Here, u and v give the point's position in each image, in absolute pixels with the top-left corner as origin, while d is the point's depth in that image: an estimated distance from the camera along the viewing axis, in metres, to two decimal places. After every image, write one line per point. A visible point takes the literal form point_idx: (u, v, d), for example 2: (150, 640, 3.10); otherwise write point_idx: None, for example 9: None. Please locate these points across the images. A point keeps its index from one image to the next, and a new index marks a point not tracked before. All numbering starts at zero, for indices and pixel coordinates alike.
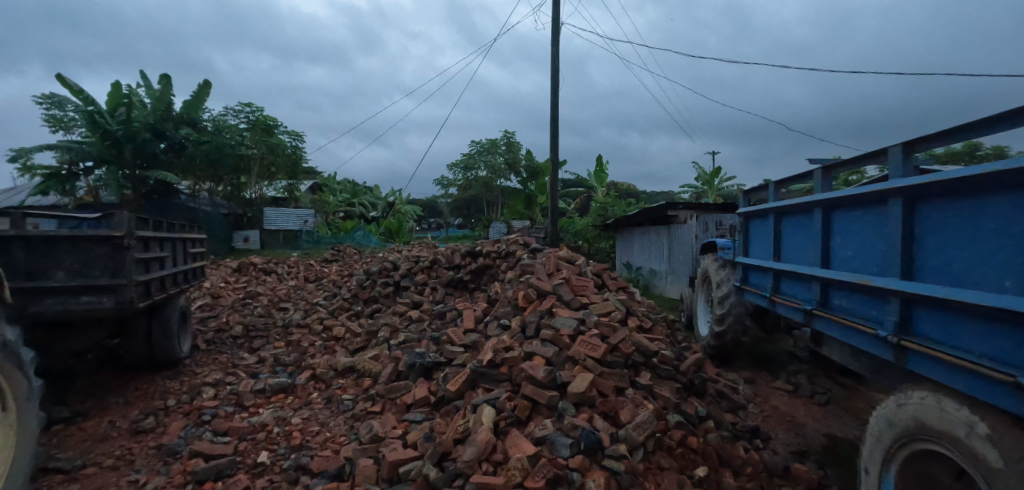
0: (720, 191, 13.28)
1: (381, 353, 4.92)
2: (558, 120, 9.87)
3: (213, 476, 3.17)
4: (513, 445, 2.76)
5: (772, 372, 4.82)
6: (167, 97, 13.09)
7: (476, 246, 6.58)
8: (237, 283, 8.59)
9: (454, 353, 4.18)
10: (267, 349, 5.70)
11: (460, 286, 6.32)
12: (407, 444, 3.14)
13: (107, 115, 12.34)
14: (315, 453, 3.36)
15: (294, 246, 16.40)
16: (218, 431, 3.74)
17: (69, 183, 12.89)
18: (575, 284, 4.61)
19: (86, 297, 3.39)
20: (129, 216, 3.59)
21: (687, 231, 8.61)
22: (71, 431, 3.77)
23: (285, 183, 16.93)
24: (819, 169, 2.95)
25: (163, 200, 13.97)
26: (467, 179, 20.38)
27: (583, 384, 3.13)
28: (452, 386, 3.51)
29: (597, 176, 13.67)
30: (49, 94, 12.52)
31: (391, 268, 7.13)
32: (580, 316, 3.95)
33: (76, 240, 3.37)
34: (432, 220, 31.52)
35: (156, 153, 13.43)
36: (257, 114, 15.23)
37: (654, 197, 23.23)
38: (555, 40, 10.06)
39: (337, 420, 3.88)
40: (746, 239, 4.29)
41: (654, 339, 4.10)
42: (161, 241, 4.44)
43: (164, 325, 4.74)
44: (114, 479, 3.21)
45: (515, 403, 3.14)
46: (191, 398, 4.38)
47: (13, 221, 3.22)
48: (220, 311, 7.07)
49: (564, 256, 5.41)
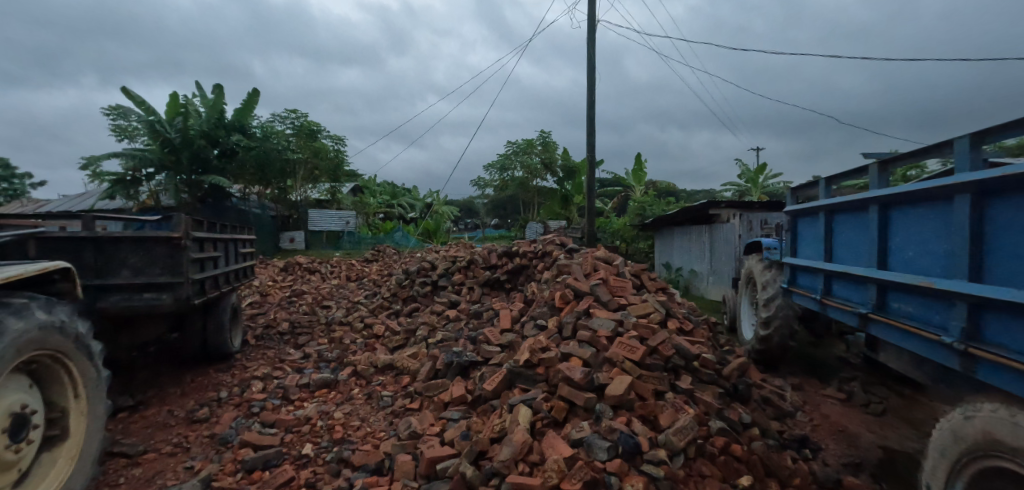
0: (764, 189, 12.83)
1: (420, 351, 5.02)
2: (594, 119, 9.76)
3: (261, 466, 3.30)
4: (550, 447, 2.75)
5: (822, 378, 4.60)
6: (220, 106, 13.79)
7: (512, 247, 6.61)
8: (283, 282, 8.96)
9: (491, 353, 4.21)
10: (312, 345, 5.90)
11: (496, 285, 6.38)
12: (444, 441, 3.17)
13: (167, 124, 13.20)
14: (356, 447, 3.44)
15: (336, 246, 16.95)
16: (266, 422, 3.89)
17: (132, 188, 13.77)
18: (613, 285, 4.54)
19: (148, 294, 3.60)
20: (186, 218, 3.77)
21: (729, 230, 8.33)
22: (134, 418, 4.03)
23: (328, 186, 17.48)
24: (875, 163, 2.77)
25: (217, 203, 14.71)
26: (504, 179, 20.44)
27: (621, 386, 3.08)
28: (490, 385, 3.52)
29: (636, 174, 13.41)
30: (116, 106, 13.44)
31: (429, 268, 7.24)
32: (618, 317, 3.90)
33: (139, 240, 3.58)
34: (469, 222, 31.84)
35: (210, 160, 14.13)
36: (303, 120, 15.77)
37: (695, 195, 22.58)
38: (592, 37, 9.99)
39: (377, 415, 3.98)
40: (794, 238, 4.11)
41: (695, 342, 3.99)
42: (214, 241, 4.67)
43: (218, 321, 5.00)
44: (172, 465, 3.40)
45: (552, 404, 3.10)
46: (242, 391, 4.58)
47: (84, 223, 3.47)
48: (269, 308, 7.40)
49: (601, 256, 5.35)
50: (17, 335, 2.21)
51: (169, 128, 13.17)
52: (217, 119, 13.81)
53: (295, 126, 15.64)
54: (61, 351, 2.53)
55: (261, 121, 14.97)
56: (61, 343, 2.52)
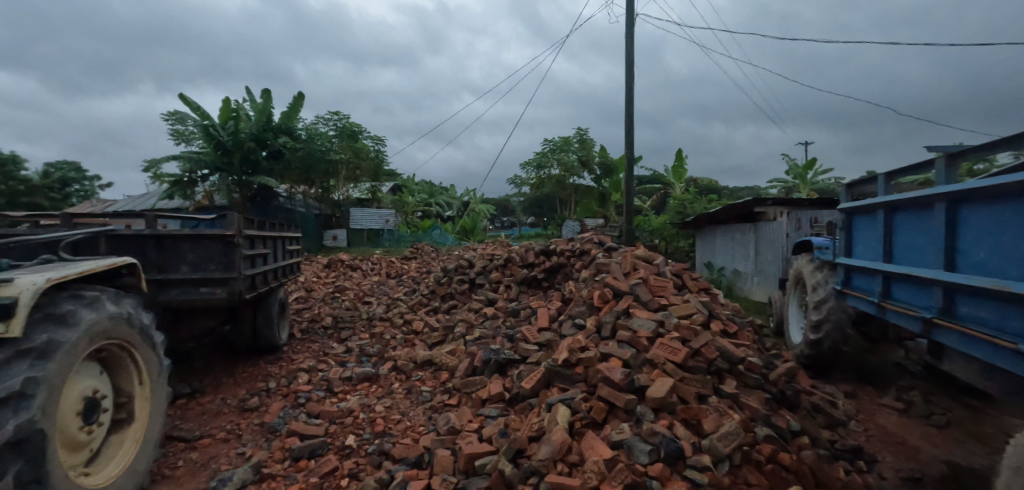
0: (814, 186, 12.27)
1: (458, 347, 5.08)
2: (633, 116, 9.58)
3: (308, 454, 3.42)
4: (589, 448, 2.72)
5: (878, 386, 4.35)
6: (268, 110, 14.38)
7: (549, 245, 6.59)
8: (327, 278, 9.27)
9: (529, 351, 4.22)
10: (354, 340, 6.07)
11: (534, 283, 6.37)
12: (482, 438, 3.19)
13: (219, 128, 13.90)
14: (396, 440, 3.52)
15: (376, 244, 17.33)
16: (311, 413, 4.03)
17: (189, 188, 14.56)
18: (654, 284, 4.45)
19: (205, 288, 3.80)
20: (238, 217, 3.95)
21: (776, 228, 8.01)
22: (191, 405, 4.27)
23: (369, 185, 17.92)
24: (941, 156, 2.59)
25: (265, 202, 15.37)
26: (540, 177, 20.39)
27: (662, 389, 3.01)
28: (528, 383, 3.52)
29: (677, 171, 13.11)
30: (174, 112, 14.25)
31: (467, 266, 7.32)
32: (659, 318, 3.81)
33: (196, 237, 3.78)
34: (505, 220, 31.96)
35: (259, 161, 14.76)
36: (345, 121, 16.24)
37: (738, 192, 21.82)
38: (631, 33, 9.83)
39: (417, 410, 4.06)
40: (849, 237, 3.90)
41: (740, 345, 3.86)
42: (264, 239, 4.88)
43: (267, 315, 5.22)
44: (226, 451, 3.58)
45: (591, 404, 3.07)
46: (289, 382, 4.76)
47: (147, 221, 3.69)
48: (313, 303, 7.67)
49: (640, 255, 5.25)
50: (90, 325, 2.38)
51: (222, 131, 13.85)
52: (266, 122, 14.42)
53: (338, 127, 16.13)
54: (128, 341, 2.70)
55: (306, 123, 15.52)
56: (129, 333, 2.69)
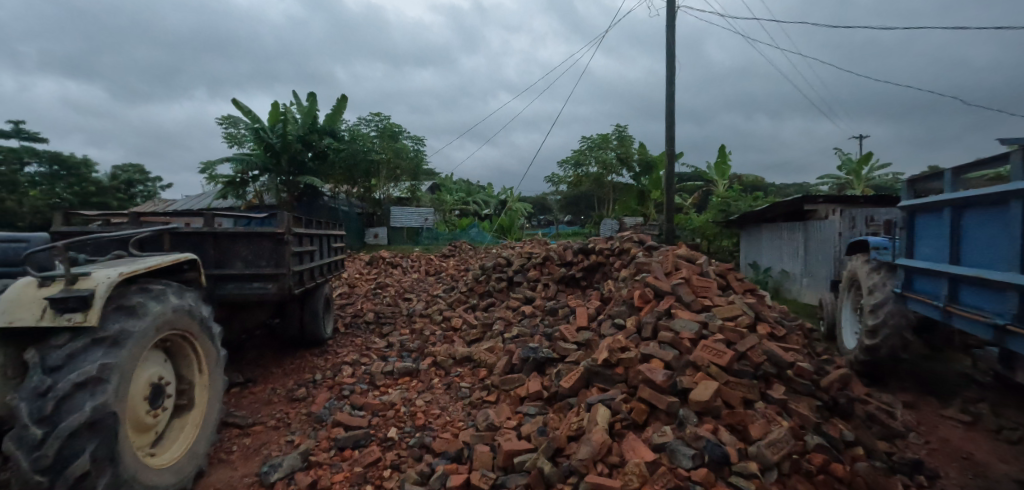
0: (869, 182, 11.64)
1: (496, 345, 5.12)
2: (674, 112, 9.35)
3: (352, 445, 3.54)
4: (630, 449, 2.70)
5: (941, 396, 4.09)
6: (314, 112, 14.92)
7: (588, 243, 6.53)
8: (369, 275, 9.53)
9: (568, 350, 4.20)
10: (395, 335, 6.21)
11: (572, 282, 6.34)
12: (521, 435, 3.20)
13: (268, 131, 14.48)
14: (436, 434, 3.59)
15: (416, 241, 17.51)
16: (355, 405, 4.16)
17: (241, 189, 15.29)
18: (696, 285, 4.34)
19: (257, 283, 3.99)
20: (288, 215, 4.07)
21: (828, 228, 7.64)
22: (244, 394, 4.49)
23: (408, 184, 18.25)
24: (1016, 150, 2.41)
25: (311, 201, 15.95)
26: (578, 175, 20.23)
27: (706, 392, 2.94)
28: (567, 382, 3.51)
29: (719, 168, 12.75)
30: (227, 117, 15.00)
31: (505, 264, 7.35)
32: (702, 319, 3.72)
33: (249, 235, 3.97)
34: (543, 219, 31.90)
35: (305, 162, 15.32)
36: (386, 122, 16.63)
37: (784, 188, 20.93)
38: (673, 27, 9.59)
39: (456, 406, 4.12)
40: (911, 236, 3.68)
41: (789, 349, 3.71)
42: (311, 237, 5.07)
43: (313, 309, 5.43)
44: (276, 438, 3.75)
45: (632, 406, 3.03)
46: (334, 374, 4.93)
47: (205, 220, 3.91)
48: (356, 298, 7.92)
49: (682, 254, 5.13)
50: (156, 316, 2.54)
51: (271, 134, 14.44)
52: (311, 125, 14.98)
53: (379, 128, 16.54)
54: (189, 331, 2.86)
55: (349, 125, 16.00)
56: (190, 323, 2.86)
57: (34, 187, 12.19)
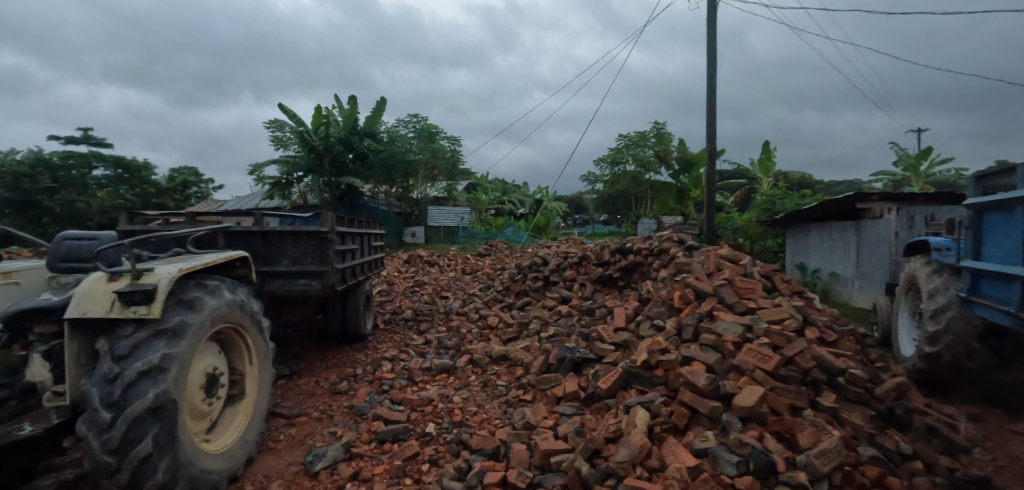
0: (929, 179, 10.95)
1: (533, 344, 5.12)
2: (716, 107, 9.08)
3: (392, 438, 3.62)
4: (671, 454, 2.64)
5: (1011, 409, 3.81)
6: (355, 115, 15.35)
7: (625, 243, 6.45)
8: (407, 273, 9.73)
9: (606, 351, 4.16)
10: (432, 332, 6.32)
11: (609, 282, 6.27)
12: (558, 435, 3.20)
13: (312, 133, 15.05)
14: (474, 431, 3.62)
15: (452, 240, 17.70)
16: (394, 399, 4.25)
17: (287, 189, 15.89)
18: (740, 286, 4.20)
19: (303, 280, 4.14)
20: (331, 215, 4.20)
21: (883, 227, 7.25)
22: (290, 385, 4.68)
23: (445, 184, 18.49)
24: None
25: (352, 201, 16.42)
26: (615, 174, 19.97)
27: (752, 398, 2.85)
28: (605, 383, 3.47)
29: (763, 165, 12.37)
30: (274, 121, 15.61)
31: (541, 263, 7.35)
32: (747, 322, 3.60)
33: (295, 234, 4.13)
34: (578, 218, 31.68)
35: (347, 163, 15.78)
36: (424, 123, 16.91)
37: (834, 185, 19.95)
38: (714, 21, 9.32)
39: (493, 403, 4.15)
40: (978, 236, 3.44)
41: (840, 355, 3.54)
42: (353, 236, 5.22)
43: (355, 306, 5.58)
44: (320, 429, 3.88)
45: (672, 409, 2.97)
46: (374, 369, 5.05)
47: (255, 219, 4.08)
48: (395, 296, 8.10)
49: (725, 254, 4.98)
50: (212, 310, 2.68)
51: (314, 136, 14.99)
52: (353, 127, 15.43)
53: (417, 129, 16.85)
54: (241, 324, 3.00)
55: (388, 126, 16.35)
56: (241, 317, 2.99)
57: (101, 188, 13.07)
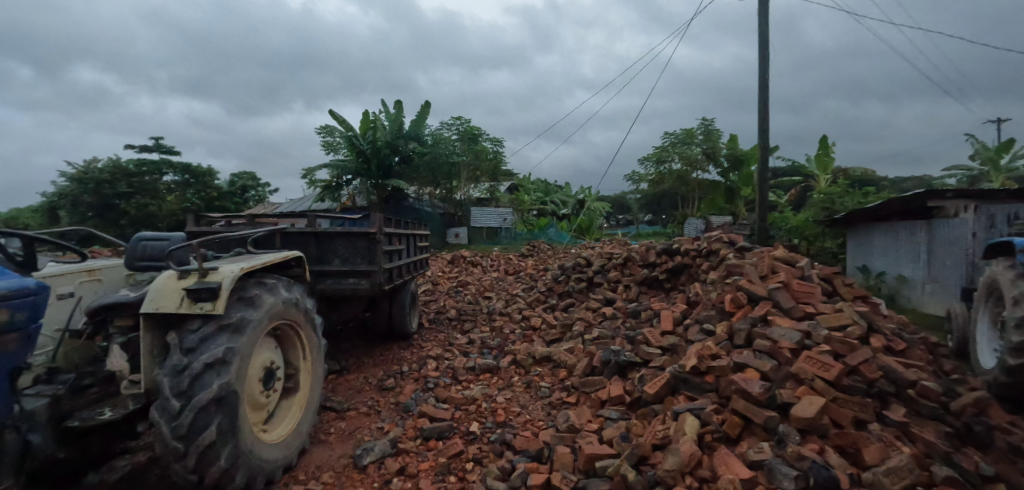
0: (1011, 174, 10.04)
1: (576, 346, 5.08)
2: (769, 103, 8.68)
3: (437, 436, 3.67)
4: (723, 464, 2.54)
5: None
6: (400, 118, 15.76)
7: (672, 244, 6.27)
8: (451, 273, 9.87)
9: (652, 355, 4.06)
10: (476, 332, 6.37)
11: (655, 284, 6.12)
12: (603, 440, 3.14)
13: (360, 138, 15.61)
14: (517, 432, 3.62)
15: (495, 241, 17.87)
16: (439, 397, 4.31)
17: (337, 192, 16.50)
18: (797, 290, 3.99)
19: (352, 279, 4.28)
20: (379, 216, 4.31)
21: (958, 227, 6.73)
22: (340, 381, 4.84)
23: (488, 185, 18.63)
24: None
25: (398, 203, 16.83)
26: (661, 173, 19.49)
27: (811, 408, 2.70)
28: (651, 388, 3.38)
29: (820, 160, 11.77)
30: (324, 126, 16.22)
31: (585, 264, 7.26)
32: (804, 328, 3.41)
33: (345, 235, 4.27)
34: (622, 218, 31.15)
35: (393, 166, 16.20)
36: (467, 125, 17.10)
37: (901, 181, 18.61)
38: (767, 12, 8.92)
39: (536, 405, 4.14)
40: None
41: (909, 365, 3.30)
42: (399, 236, 5.35)
43: (401, 305, 5.72)
44: (368, 424, 4.00)
45: (724, 418, 2.85)
46: (420, 367, 5.15)
47: (308, 221, 4.26)
48: (439, 295, 8.23)
49: (780, 256, 4.75)
50: (270, 307, 2.81)
51: (362, 140, 15.55)
52: (399, 130, 15.87)
53: (460, 131, 17.05)
54: (296, 321, 3.13)
55: (433, 129, 16.65)
56: (296, 314, 3.12)
57: (169, 193, 13.98)
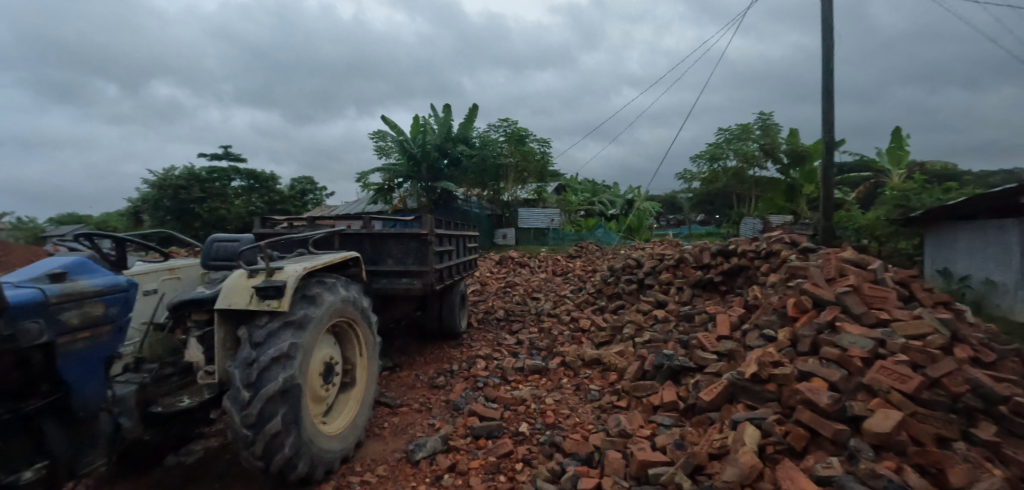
0: None
1: (627, 349, 4.98)
2: (833, 95, 8.17)
3: (486, 435, 3.71)
4: (787, 478, 2.42)
5: None
6: (449, 122, 16.05)
7: (728, 245, 6.02)
8: (499, 273, 9.94)
9: (708, 360, 3.92)
10: (524, 333, 6.38)
11: (710, 287, 5.91)
12: (656, 446, 3.06)
13: (411, 141, 16.04)
14: (566, 435, 3.60)
15: (542, 242, 17.85)
16: (488, 397, 4.35)
17: (389, 195, 17.02)
18: (869, 295, 3.73)
19: (405, 279, 4.40)
20: (431, 218, 4.40)
21: None
22: (393, 377, 4.99)
23: (535, 186, 18.61)
24: None
25: (447, 204, 17.13)
26: (714, 170, 18.78)
27: (886, 423, 2.51)
28: (708, 395, 3.26)
29: (893, 155, 10.95)
30: (377, 131, 16.78)
31: (635, 265, 7.10)
32: (878, 336, 3.18)
33: (398, 236, 4.40)
34: (673, 218, 30.27)
35: (442, 169, 16.52)
36: (514, 127, 17.15)
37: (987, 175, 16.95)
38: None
39: (585, 408, 4.09)
40: None
41: (1001, 379, 3.01)
42: (449, 238, 5.45)
43: (450, 305, 5.83)
44: (420, 420, 4.09)
45: (788, 429, 2.71)
46: (469, 366, 5.22)
47: (364, 223, 4.42)
48: (488, 296, 8.31)
49: (849, 258, 4.45)
50: (330, 305, 2.94)
51: (413, 144, 15.97)
52: (448, 133, 16.18)
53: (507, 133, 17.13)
54: (353, 319, 3.25)
55: (480, 131, 16.84)
56: (353, 312, 3.24)
57: (236, 198, 14.92)
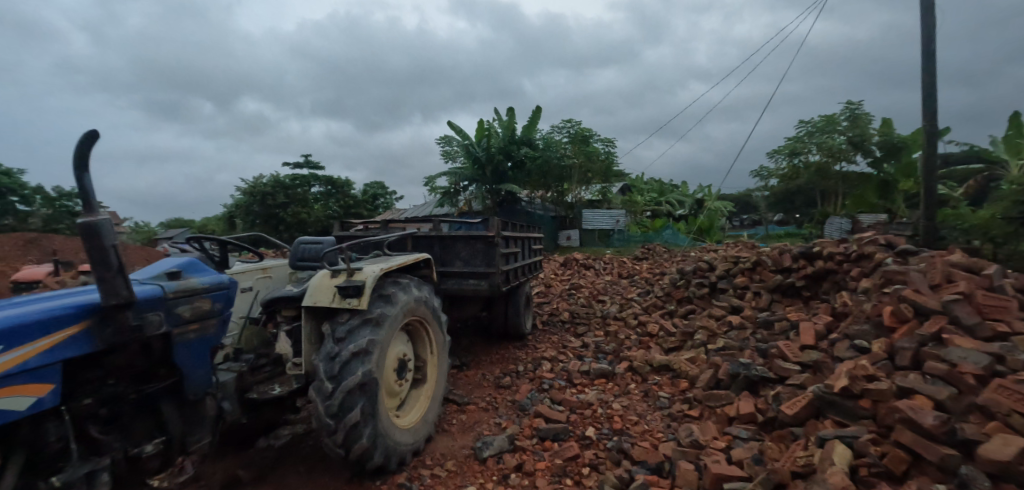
0: None
1: (699, 356, 4.78)
2: (935, 81, 7.36)
3: (552, 437, 3.70)
4: None
5: None
6: (513, 125, 16.21)
7: (812, 247, 5.60)
8: (563, 275, 9.89)
9: (790, 371, 3.67)
10: (589, 336, 6.30)
11: (791, 292, 5.53)
12: (732, 460, 2.91)
13: (476, 145, 16.38)
14: (634, 442, 3.51)
15: (608, 243, 17.53)
16: (554, 399, 4.34)
17: (455, 197, 17.46)
18: (983, 304, 3.32)
19: (473, 280, 4.50)
20: (497, 220, 4.46)
21: None
22: (461, 375, 5.12)
23: (599, 187, 18.32)
24: None
25: (511, 206, 17.28)
26: (795, 167, 17.54)
27: (1007, 449, 2.23)
28: (790, 408, 3.06)
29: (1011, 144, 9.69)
30: (444, 138, 17.33)
31: (707, 268, 6.79)
32: (995, 351, 2.83)
33: (466, 237, 4.50)
34: (748, 218, 28.61)
35: (506, 171, 16.70)
36: (577, 127, 17.00)
37: None
38: None
39: (654, 415, 3.97)
40: None
41: None
42: (514, 240, 5.50)
43: (516, 306, 5.88)
44: (487, 419, 4.16)
45: (884, 450, 2.48)
46: (534, 368, 5.24)
47: (434, 225, 4.57)
48: (552, 298, 8.30)
49: (957, 262, 3.98)
50: (404, 304, 3.07)
51: (478, 148, 16.31)
52: (512, 136, 16.35)
53: (570, 134, 16.98)
54: (424, 317, 3.37)
55: (544, 133, 16.85)
56: (425, 311, 3.36)
57: (316, 202, 15.95)
